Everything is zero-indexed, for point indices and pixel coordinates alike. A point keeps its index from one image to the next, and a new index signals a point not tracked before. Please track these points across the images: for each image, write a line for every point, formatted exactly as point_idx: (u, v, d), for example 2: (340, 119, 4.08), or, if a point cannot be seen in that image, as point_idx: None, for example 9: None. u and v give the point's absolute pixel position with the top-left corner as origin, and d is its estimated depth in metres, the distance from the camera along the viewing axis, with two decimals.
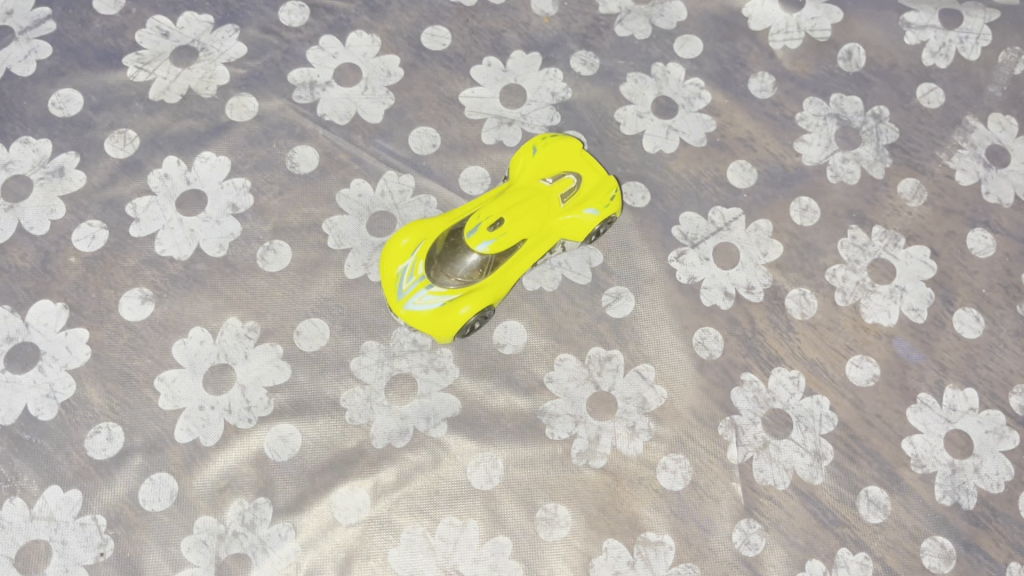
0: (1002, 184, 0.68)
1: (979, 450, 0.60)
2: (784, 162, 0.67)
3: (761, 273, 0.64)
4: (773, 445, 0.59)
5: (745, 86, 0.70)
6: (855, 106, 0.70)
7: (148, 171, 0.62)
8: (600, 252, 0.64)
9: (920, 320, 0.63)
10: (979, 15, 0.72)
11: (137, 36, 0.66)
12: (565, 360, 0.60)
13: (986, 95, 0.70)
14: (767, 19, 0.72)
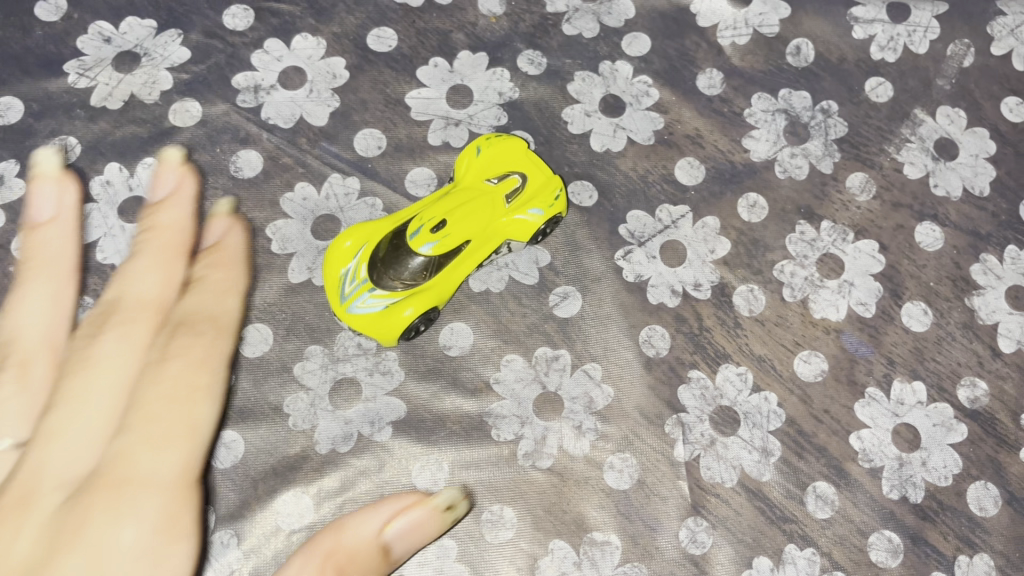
0: (950, 176, 0.68)
1: (926, 443, 0.60)
2: (732, 158, 0.67)
3: (708, 270, 0.64)
4: (720, 442, 0.59)
5: (693, 83, 0.70)
6: (804, 101, 0.70)
7: (90, 178, 0.62)
8: (547, 251, 0.63)
9: (868, 315, 0.64)
10: (928, 8, 0.73)
11: (79, 42, 0.66)
12: (511, 360, 0.60)
13: (934, 88, 0.71)
14: (715, 15, 0.72)
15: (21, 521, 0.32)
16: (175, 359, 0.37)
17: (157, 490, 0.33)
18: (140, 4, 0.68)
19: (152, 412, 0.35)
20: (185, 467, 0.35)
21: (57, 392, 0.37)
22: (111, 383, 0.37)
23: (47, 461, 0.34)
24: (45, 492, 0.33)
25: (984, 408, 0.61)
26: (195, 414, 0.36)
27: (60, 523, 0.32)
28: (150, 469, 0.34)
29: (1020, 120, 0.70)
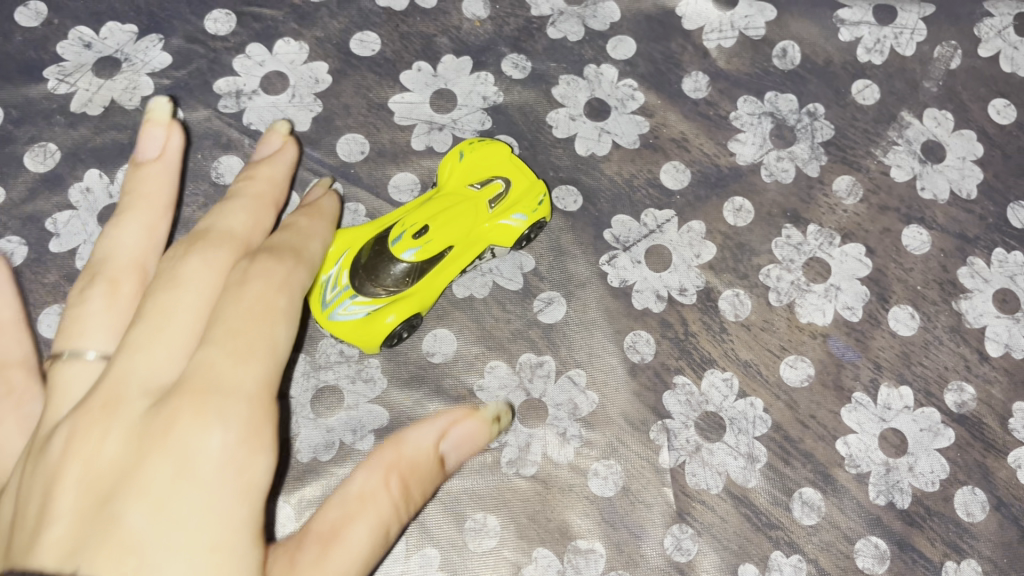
0: (937, 179, 0.68)
1: (913, 448, 0.60)
2: (718, 162, 0.67)
3: (694, 275, 0.63)
4: (705, 448, 0.59)
5: (679, 86, 0.69)
6: (790, 104, 0.69)
7: (69, 185, 0.61)
8: (532, 257, 0.63)
9: (855, 319, 0.63)
10: (914, 10, 0.72)
11: (58, 47, 0.65)
12: (495, 367, 0.60)
13: (921, 91, 0.70)
14: (701, 18, 0.71)
15: (113, 423, 0.39)
16: (255, 281, 0.43)
17: (237, 399, 0.38)
18: (121, 9, 0.67)
19: (234, 328, 0.41)
20: (264, 381, 0.39)
21: (149, 306, 0.43)
22: (197, 303, 0.43)
23: (137, 367, 0.40)
24: (136, 396, 0.39)
25: (971, 413, 0.61)
26: (270, 333, 0.41)
27: (151, 424, 0.38)
28: (235, 383, 0.39)
29: (1008, 122, 0.70)
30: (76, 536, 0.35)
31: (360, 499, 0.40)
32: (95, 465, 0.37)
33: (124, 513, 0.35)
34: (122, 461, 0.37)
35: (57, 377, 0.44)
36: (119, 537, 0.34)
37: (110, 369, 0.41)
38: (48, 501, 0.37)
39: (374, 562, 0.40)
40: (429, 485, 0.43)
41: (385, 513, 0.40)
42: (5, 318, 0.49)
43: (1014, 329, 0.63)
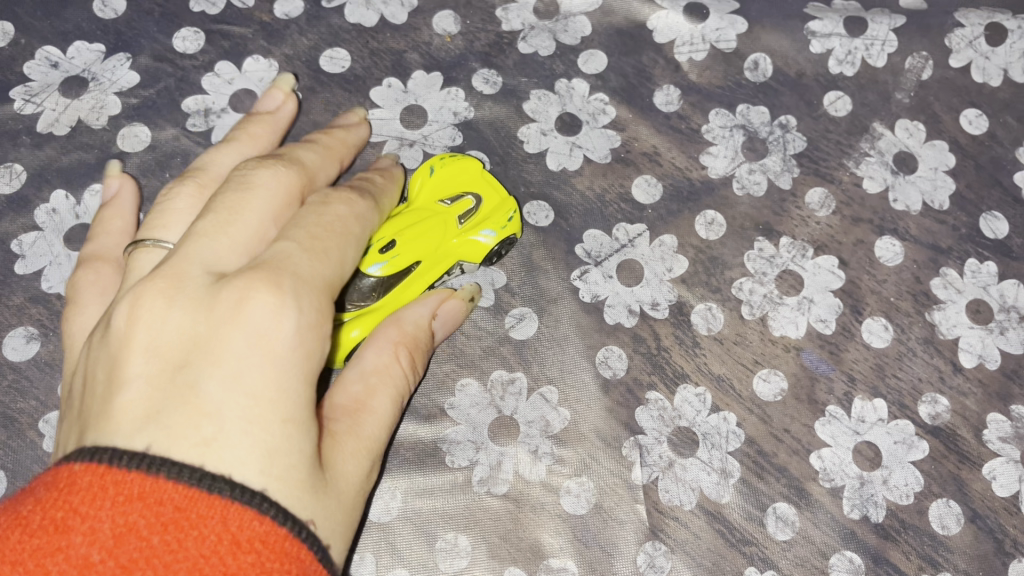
0: (910, 190, 0.68)
1: (888, 461, 0.60)
2: (690, 175, 0.67)
3: (666, 289, 0.63)
4: (678, 464, 0.58)
5: (651, 100, 0.69)
6: (762, 116, 0.69)
7: (35, 206, 0.61)
8: (503, 273, 0.63)
9: (828, 331, 0.63)
10: (884, 21, 0.73)
11: (26, 68, 0.65)
12: (466, 385, 0.59)
13: (892, 102, 0.71)
14: (672, 31, 0.71)
15: (180, 296, 0.43)
16: (337, 206, 0.49)
17: (311, 289, 0.44)
18: (88, 28, 0.67)
19: (311, 233, 0.46)
20: (329, 277, 0.45)
21: (220, 203, 0.48)
22: (263, 207, 0.48)
23: (204, 252, 0.45)
24: (201, 274, 0.44)
25: (946, 425, 0.61)
26: (342, 247, 0.47)
27: (220, 302, 0.43)
28: (309, 273, 0.44)
29: (980, 132, 0.70)
30: (154, 399, 0.40)
31: (376, 374, 0.51)
32: (165, 334, 0.42)
33: (200, 381, 0.40)
34: (192, 332, 0.42)
35: (138, 262, 0.50)
36: (198, 402, 0.40)
37: (178, 251, 0.46)
38: (122, 364, 0.42)
39: (393, 422, 0.51)
40: (426, 353, 0.55)
41: (398, 382, 0.51)
42: (115, 227, 0.58)
43: (988, 339, 0.63)
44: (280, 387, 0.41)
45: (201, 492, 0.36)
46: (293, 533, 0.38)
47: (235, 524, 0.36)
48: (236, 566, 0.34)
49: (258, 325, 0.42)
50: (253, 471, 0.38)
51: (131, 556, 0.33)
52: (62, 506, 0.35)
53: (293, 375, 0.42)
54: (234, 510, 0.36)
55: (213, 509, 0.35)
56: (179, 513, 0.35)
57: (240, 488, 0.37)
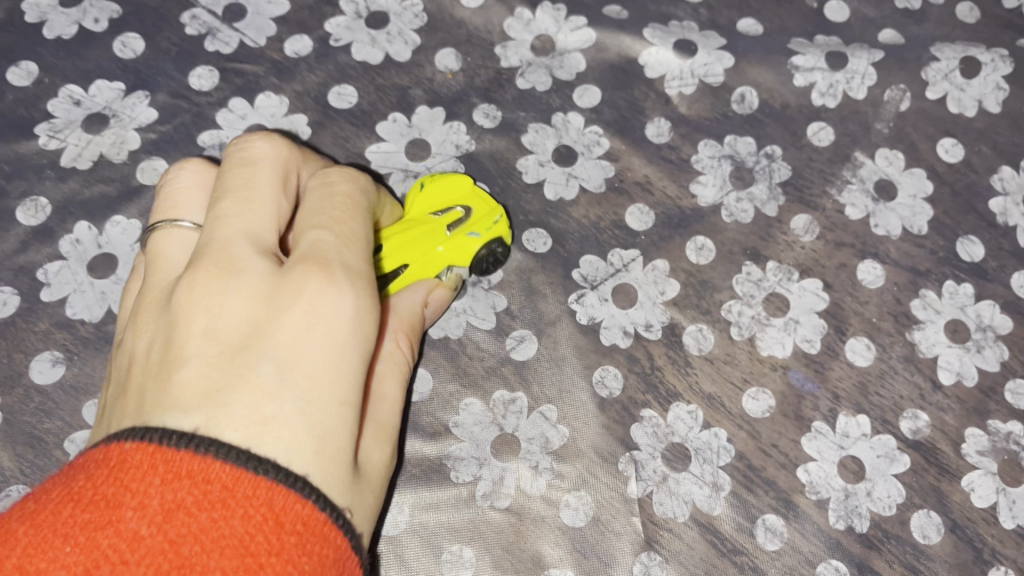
0: (890, 216, 0.71)
1: (871, 474, 0.63)
2: (680, 204, 0.70)
3: (659, 311, 0.66)
4: (671, 478, 0.61)
5: (643, 132, 0.73)
6: (748, 147, 0.73)
7: (59, 237, 0.64)
8: (504, 297, 0.66)
9: (813, 351, 0.66)
10: (864, 56, 0.77)
11: (49, 105, 0.69)
12: (470, 405, 0.62)
13: (873, 132, 0.74)
14: (662, 66, 0.75)
15: (233, 280, 0.45)
16: (340, 183, 0.52)
17: (359, 276, 0.47)
18: (108, 67, 0.70)
19: (338, 216, 0.50)
20: (366, 263, 0.49)
21: (234, 179, 0.50)
22: (273, 180, 0.50)
23: (243, 233, 0.47)
24: (248, 255, 0.46)
25: (926, 439, 0.64)
26: (368, 230, 0.51)
27: (273, 288, 0.45)
28: (352, 262, 0.48)
29: (956, 160, 0.74)
30: (213, 378, 0.42)
31: (384, 361, 0.55)
32: (221, 317, 0.44)
33: (258, 362, 0.43)
34: (248, 318, 0.44)
35: (161, 243, 0.52)
36: (257, 382, 0.42)
37: (217, 232, 0.48)
38: (179, 347, 0.44)
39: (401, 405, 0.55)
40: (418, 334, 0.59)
41: (400, 365, 0.56)
42: None
43: (965, 358, 0.66)
44: (335, 368, 0.44)
45: (248, 473, 0.38)
46: (332, 519, 0.40)
47: (278, 506, 0.38)
48: (278, 544, 0.37)
49: (312, 306, 0.45)
50: (310, 454, 0.42)
51: (179, 531, 0.35)
52: (114, 483, 0.37)
53: (344, 358, 0.45)
54: (279, 493, 0.38)
55: (259, 491, 0.38)
56: (226, 491, 0.37)
57: (283, 471, 0.39)
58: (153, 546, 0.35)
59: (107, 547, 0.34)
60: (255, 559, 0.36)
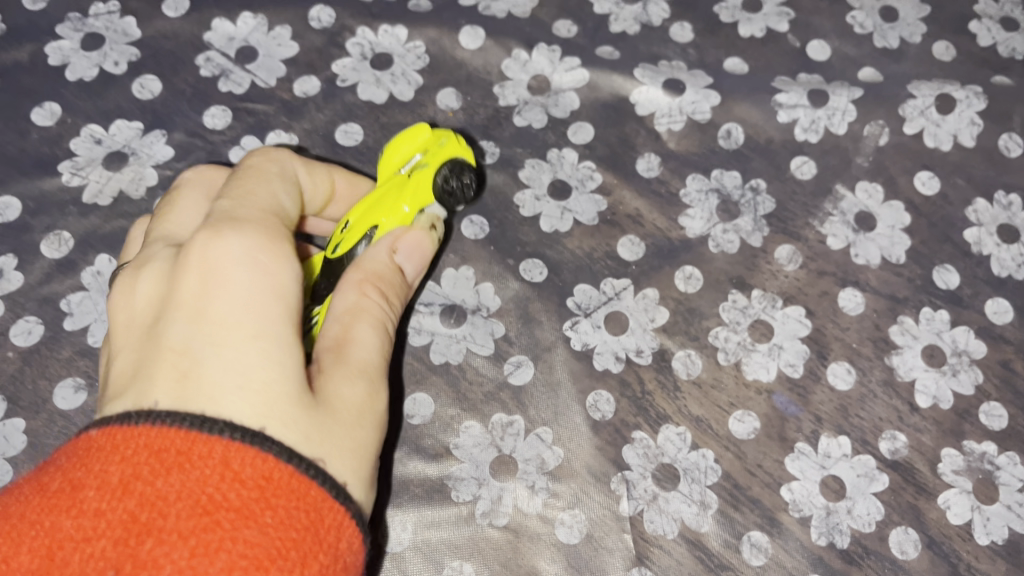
0: (869, 246, 0.75)
1: (852, 493, 0.66)
2: (670, 235, 0.74)
3: (649, 337, 0.70)
4: (661, 497, 0.65)
5: (634, 167, 0.76)
6: (734, 181, 0.77)
7: (81, 269, 0.68)
8: (502, 324, 0.70)
9: (796, 375, 0.69)
10: (844, 94, 0.81)
11: (71, 144, 0.72)
12: (469, 427, 0.66)
13: (853, 166, 0.78)
14: (652, 104, 0.79)
15: (149, 273, 0.52)
16: (251, 157, 0.59)
17: (250, 222, 0.52)
18: (127, 107, 0.74)
19: (239, 185, 0.55)
20: (263, 213, 0.53)
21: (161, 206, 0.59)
22: (194, 195, 0.59)
23: (160, 241, 0.56)
24: (163, 252, 0.54)
25: (904, 459, 0.67)
26: (272, 188, 0.56)
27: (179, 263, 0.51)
28: (243, 213, 0.53)
29: (932, 192, 0.77)
30: (141, 358, 0.49)
31: (348, 313, 0.54)
32: (141, 304, 0.51)
33: (171, 329, 0.48)
34: (158, 294, 0.51)
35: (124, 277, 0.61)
36: (172, 346, 0.48)
37: (146, 247, 0.56)
38: (119, 345, 0.51)
39: (381, 349, 0.54)
40: (395, 285, 0.57)
41: (373, 312, 0.54)
42: None
43: (941, 381, 0.70)
44: (243, 309, 0.48)
45: (201, 435, 0.42)
46: (299, 470, 0.43)
47: (237, 464, 0.42)
48: (234, 500, 0.40)
49: (204, 256, 0.49)
50: (232, 392, 0.45)
51: (137, 501, 0.40)
52: (77, 469, 0.42)
53: (251, 296, 0.48)
54: (232, 449, 0.42)
55: (214, 452, 0.42)
56: (179, 455, 0.41)
57: (236, 429, 0.43)
58: (114, 519, 0.39)
59: (72, 524, 0.39)
60: (213, 515, 0.40)
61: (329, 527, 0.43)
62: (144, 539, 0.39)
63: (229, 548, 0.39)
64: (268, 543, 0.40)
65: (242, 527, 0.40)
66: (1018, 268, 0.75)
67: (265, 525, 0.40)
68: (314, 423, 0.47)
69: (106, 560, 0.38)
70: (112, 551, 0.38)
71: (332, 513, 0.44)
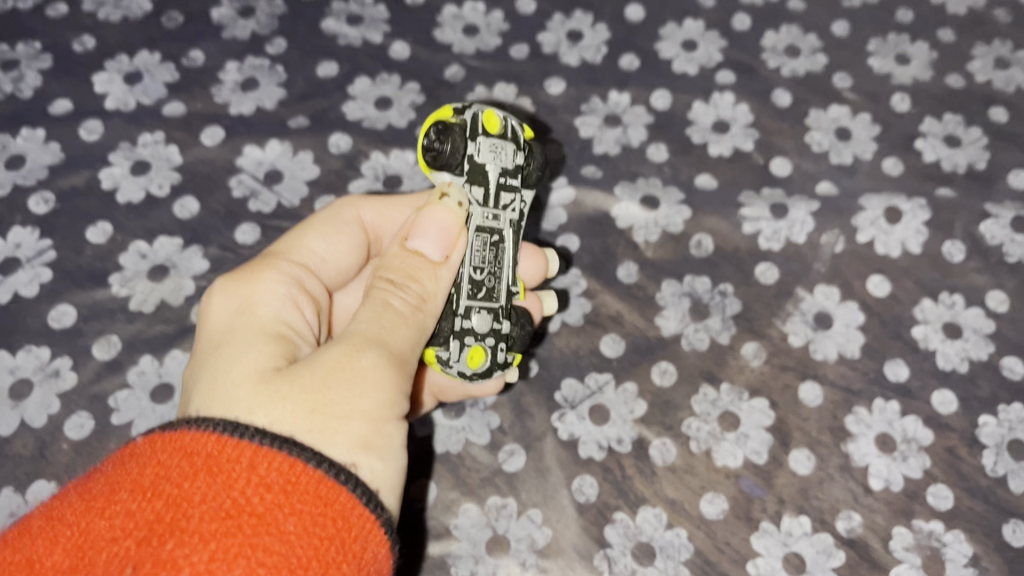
0: (827, 343, 0.84)
1: (811, 568, 0.73)
2: (647, 334, 0.83)
3: (629, 427, 0.78)
4: (640, 572, 0.72)
5: (614, 273, 0.86)
6: (704, 285, 0.86)
7: (127, 369, 0.77)
8: (497, 416, 0.78)
9: (761, 461, 0.77)
10: (803, 207, 0.91)
11: (120, 259, 0.83)
12: (468, 509, 0.74)
13: (812, 271, 0.87)
14: (630, 217, 0.89)
15: None
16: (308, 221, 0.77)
17: (249, 265, 0.69)
18: (169, 225, 0.85)
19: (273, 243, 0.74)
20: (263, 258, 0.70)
21: None
22: None
23: None
24: None
25: (859, 537, 0.75)
26: (296, 237, 0.74)
27: None
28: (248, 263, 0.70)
29: (884, 294, 0.87)
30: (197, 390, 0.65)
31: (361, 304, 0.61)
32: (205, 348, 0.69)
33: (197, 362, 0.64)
34: None
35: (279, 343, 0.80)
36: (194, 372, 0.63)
37: None
38: None
39: (378, 322, 0.58)
40: (395, 265, 0.63)
41: (375, 295, 0.60)
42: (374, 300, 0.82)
43: (892, 466, 0.78)
44: (222, 326, 0.62)
45: (231, 441, 0.48)
46: (329, 476, 0.49)
47: (263, 470, 0.47)
48: (255, 506, 0.46)
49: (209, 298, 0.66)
50: (210, 387, 0.57)
51: (166, 502, 0.46)
52: (114, 473, 0.48)
53: (226, 315, 0.63)
54: (254, 448, 0.48)
55: (242, 457, 0.47)
56: (205, 456, 0.47)
57: (264, 435, 0.49)
58: (141, 517, 0.45)
59: (104, 524, 0.45)
60: (236, 520, 0.45)
61: (356, 538, 0.48)
62: (166, 539, 0.44)
63: (248, 555, 0.44)
64: (289, 550, 0.45)
65: (263, 534, 0.45)
66: (961, 362, 0.83)
67: (286, 533, 0.45)
68: (262, 394, 0.53)
69: (131, 557, 0.43)
70: (137, 549, 0.44)
71: (361, 522, 0.49)
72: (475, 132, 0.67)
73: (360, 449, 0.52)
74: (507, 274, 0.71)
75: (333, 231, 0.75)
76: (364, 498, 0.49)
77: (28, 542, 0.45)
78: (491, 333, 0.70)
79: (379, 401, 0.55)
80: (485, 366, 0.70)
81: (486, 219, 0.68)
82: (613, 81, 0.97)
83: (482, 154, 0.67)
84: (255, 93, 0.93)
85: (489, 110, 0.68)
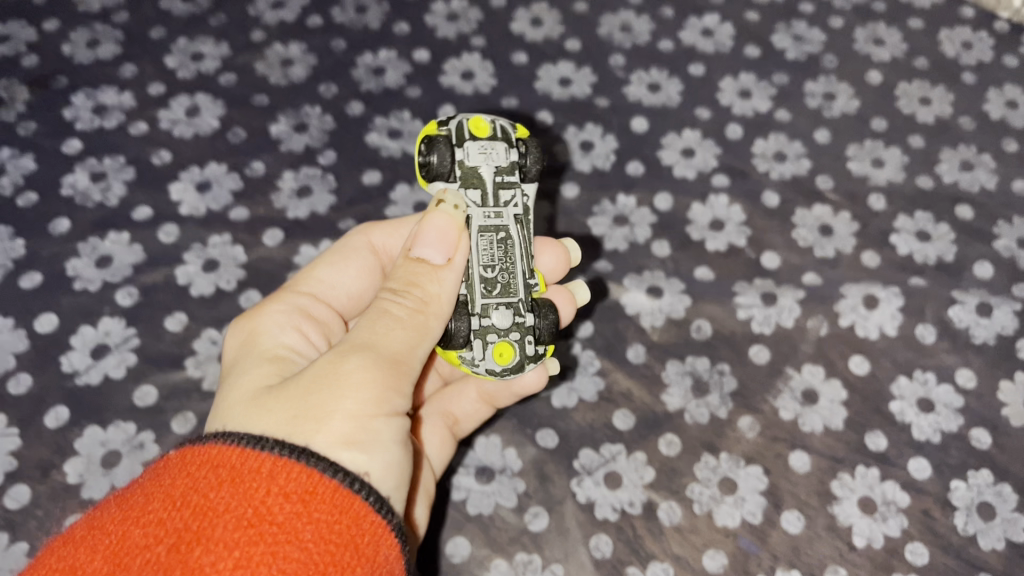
0: (814, 416, 0.94)
1: None
2: (655, 409, 0.94)
3: (639, 492, 0.89)
4: None
5: (625, 355, 0.98)
6: (705, 365, 0.97)
7: None
8: (523, 482, 0.89)
9: (756, 521, 0.88)
10: (790, 295, 1.03)
11: (195, 344, 0.95)
12: (498, 564, 0.84)
13: (800, 351, 0.99)
14: (638, 305, 1.02)
15: None
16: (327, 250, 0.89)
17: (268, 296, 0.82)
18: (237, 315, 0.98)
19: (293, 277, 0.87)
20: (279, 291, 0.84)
21: None
22: None
23: None
24: None
25: None
26: (311, 269, 0.86)
27: None
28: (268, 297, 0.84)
29: (864, 372, 0.98)
30: None
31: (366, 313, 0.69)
32: None
33: None
34: None
35: None
36: None
37: None
38: None
39: (371, 329, 0.66)
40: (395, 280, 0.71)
41: (373, 309, 0.69)
42: None
43: (873, 525, 0.88)
44: (241, 347, 0.76)
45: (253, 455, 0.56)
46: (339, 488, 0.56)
47: (282, 481, 0.55)
48: (274, 515, 0.53)
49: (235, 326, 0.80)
50: (231, 393, 0.68)
51: (195, 511, 0.53)
52: (150, 486, 0.56)
53: (243, 340, 0.77)
54: (270, 457, 0.56)
55: (263, 468, 0.55)
56: (228, 467, 0.55)
57: (281, 447, 0.57)
58: (174, 524, 0.52)
59: (140, 533, 0.52)
60: (257, 528, 0.52)
61: (367, 544, 0.56)
62: (194, 547, 0.51)
63: (269, 561, 0.51)
64: (305, 557, 0.52)
65: (282, 542, 0.52)
66: (934, 433, 0.94)
67: (304, 541, 0.53)
68: (266, 407, 0.62)
69: (164, 562, 0.50)
70: (167, 554, 0.51)
71: (371, 528, 0.57)
72: (462, 140, 0.79)
73: (343, 446, 0.60)
74: (521, 268, 0.78)
75: (343, 257, 0.86)
76: (376, 506, 0.58)
77: (72, 553, 0.52)
78: (514, 328, 0.77)
79: (362, 400, 0.62)
80: (515, 361, 0.77)
81: (487, 218, 0.78)
82: (621, 185, 1.11)
83: (472, 157, 0.79)
84: (309, 199, 1.07)
85: (476, 120, 0.81)
